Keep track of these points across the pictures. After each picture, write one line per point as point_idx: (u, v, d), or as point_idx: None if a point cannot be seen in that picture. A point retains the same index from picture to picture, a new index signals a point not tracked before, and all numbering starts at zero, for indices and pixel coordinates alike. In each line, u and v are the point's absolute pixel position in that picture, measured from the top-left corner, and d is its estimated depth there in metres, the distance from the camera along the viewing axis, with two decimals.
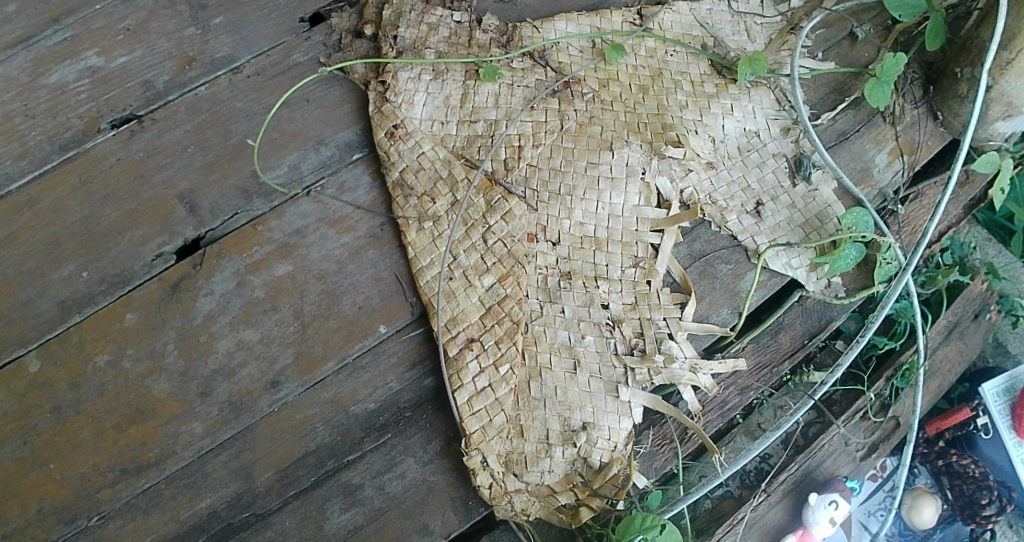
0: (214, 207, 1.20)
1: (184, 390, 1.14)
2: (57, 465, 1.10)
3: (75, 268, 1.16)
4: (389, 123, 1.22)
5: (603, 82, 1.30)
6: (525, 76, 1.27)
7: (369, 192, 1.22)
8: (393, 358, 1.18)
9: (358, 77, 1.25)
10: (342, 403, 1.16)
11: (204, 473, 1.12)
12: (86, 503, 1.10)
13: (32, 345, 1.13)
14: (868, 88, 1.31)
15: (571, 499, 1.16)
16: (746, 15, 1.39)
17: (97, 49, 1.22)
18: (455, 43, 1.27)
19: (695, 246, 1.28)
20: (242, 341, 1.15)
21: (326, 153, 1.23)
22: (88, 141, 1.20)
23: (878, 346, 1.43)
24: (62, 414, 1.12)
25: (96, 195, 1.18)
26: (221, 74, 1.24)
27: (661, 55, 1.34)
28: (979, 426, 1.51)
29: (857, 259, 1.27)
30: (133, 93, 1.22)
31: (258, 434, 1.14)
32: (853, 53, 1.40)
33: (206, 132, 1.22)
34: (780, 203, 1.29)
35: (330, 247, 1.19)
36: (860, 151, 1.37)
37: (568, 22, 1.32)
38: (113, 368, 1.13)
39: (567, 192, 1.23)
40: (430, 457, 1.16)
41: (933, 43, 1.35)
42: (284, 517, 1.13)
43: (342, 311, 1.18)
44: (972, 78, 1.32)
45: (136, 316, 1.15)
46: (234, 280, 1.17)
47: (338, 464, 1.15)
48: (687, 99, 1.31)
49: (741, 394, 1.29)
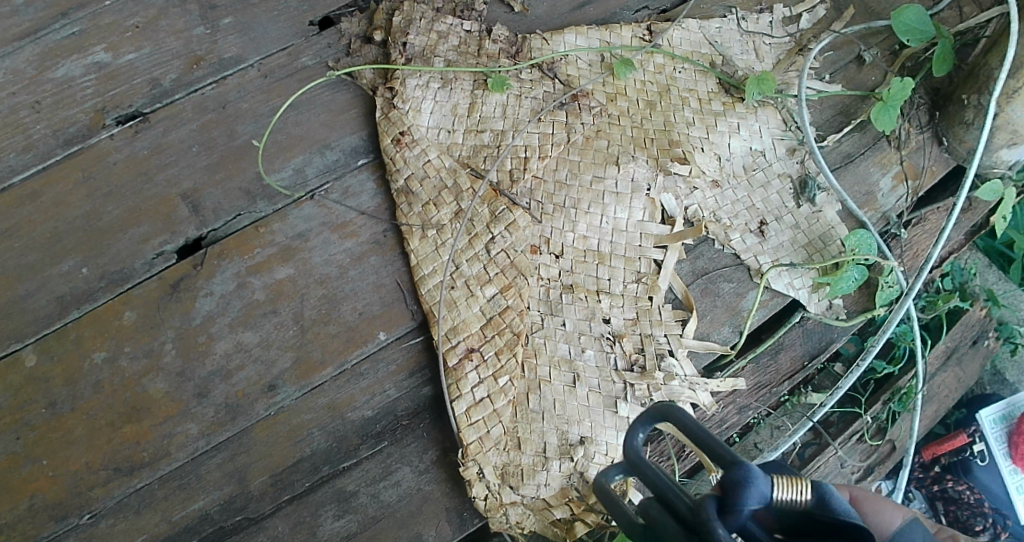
0: (217, 208, 1.19)
1: (181, 391, 1.13)
2: (50, 462, 1.09)
3: (74, 264, 1.15)
4: (396, 129, 1.22)
5: (610, 96, 1.30)
6: (534, 88, 1.28)
7: (373, 198, 1.22)
8: (392, 366, 1.17)
9: (366, 83, 1.25)
10: (339, 410, 1.15)
11: (197, 475, 1.11)
12: (78, 500, 1.09)
13: (29, 340, 1.12)
14: (874, 112, 1.31)
15: (567, 514, 1.15)
16: (755, 34, 1.39)
17: (104, 45, 1.22)
18: (464, 52, 1.27)
19: (698, 263, 1.27)
20: (241, 343, 1.14)
21: (332, 157, 1.23)
22: (93, 137, 1.19)
23: (877, 371, 1.41)
24: (57, 411, 1.11)
25: (99, 191, 1.17)
26: (228, 75, 1.24)
27: (669, 72, 1.34)
28: (975, 453, 1.50)
29: (859, 282, 1.28)
30: (140, 90, 1.21)
31: (253, 437, 1.13)
32: (860, 76, 1.40)
33: (211, 132, 1.21)
34: (784, 223, 1.29)
35: (332, 251, 1.19)
36: (864, 174, 1.37)
37: (577, 35, 1.32)
38: (110, 365, 1.12)
39: (572, 205, 1.23)
40: (426, 466, 1.16)
41: (940, 68, 1.36)
42: (277, 522, 1.12)
43: (343, 316, 1.17)
44: (977, 105, 1.32)
45: (135, 315, 1.14)
46: (235, 281, 1.16)
47: (333, 471, 1.14)
48: (694, 116, 1.32)
49: (740, 413, 1.28)
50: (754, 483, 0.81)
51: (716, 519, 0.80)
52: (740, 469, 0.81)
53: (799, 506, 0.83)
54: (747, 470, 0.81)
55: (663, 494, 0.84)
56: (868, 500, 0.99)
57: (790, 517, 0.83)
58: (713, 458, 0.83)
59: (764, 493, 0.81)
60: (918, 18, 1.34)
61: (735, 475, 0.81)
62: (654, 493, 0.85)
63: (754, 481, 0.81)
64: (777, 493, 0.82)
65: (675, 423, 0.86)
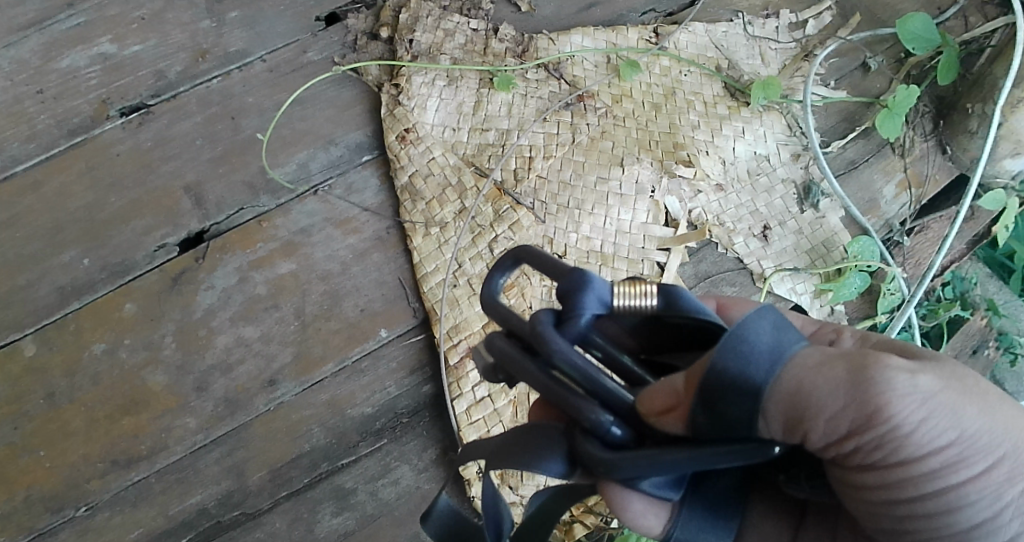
0: (220, 201, 1.18)
1: (180, 384, 1.12)
2: (47, 453, 1.09)
3: (76, 255, 1.14)
4: (401, 126, 1.22)
5: (616, 98, 1.30)
6: (539, 88, 1.28)
7: (377, 195, 1.21)
8: (393, 363, 1.16)
9: (372, 79, 1.25)
10: (339, 406, 1.14)
11: (195, 470, 1.10)
12: (74, 492, 1.08)
13: (29, 329, 1.12)
14: (880, 119, 1.32)
15: (566, 514, 1.14)
16: (761, 39, 1.39)
17: (110, 36, 1.22)
18: (470, 51, 1.28)
19: (701, 266, 1.27)
20: (241, 337, 1.14)
21: (336, 153, 1.22)
22: (96, 127, 1.19)
23: None
24: (55, 401, 1.10)
25: (101, 182, 1.17)
26: (233, 68, 1.23)
27: (675, 75, 1.34)
28: None
29: (861, 288, 1.27)
30: (145, 82, 1.21)
31: (253, 432, 1.12)
32: (865, 83, 1.40)
33: (215, 125, 1.21)
34: (787, 229, 1.29)
35: (335, 247, 1.18)
36: (868, 181, 1.37)
37: (584, 36, 1.32)
38: (110, 357, 1.12)
39: (576, 206, 1.23)
40: (425, 465, 1.15)
41: (945, 76, 1.35)
42: (275, 517, 1.11)
43: (344, 313, 1.16)
44: (982, 114, 1.32)
45: (136, 307, 1.14)
46: (237, 275, 1.16)
47: (332, 468, 1.13)
48: (699, 119, 1.31)
49: None
50: (590, 288, 0.76)
51: (552, 328, 0.74)
52: (575, 275, 0.76)
53: (646, 310, 0.78)
54: (584, 274, 0.76)
55: (504, 316, 0.77)
56: (735, 305, 0.98)
57: (635, 318, 0.79)
58: (549, 271, 0.78)
59: (603, 297, 0.77)
60: (924, 26, 1.34)
61: (571, 281, 0.76)
62: (494, 319, 0.78)
63: (592, 284, 0.76)
64: (619, 298, 0.77)
65: (529, 260, 0.79)
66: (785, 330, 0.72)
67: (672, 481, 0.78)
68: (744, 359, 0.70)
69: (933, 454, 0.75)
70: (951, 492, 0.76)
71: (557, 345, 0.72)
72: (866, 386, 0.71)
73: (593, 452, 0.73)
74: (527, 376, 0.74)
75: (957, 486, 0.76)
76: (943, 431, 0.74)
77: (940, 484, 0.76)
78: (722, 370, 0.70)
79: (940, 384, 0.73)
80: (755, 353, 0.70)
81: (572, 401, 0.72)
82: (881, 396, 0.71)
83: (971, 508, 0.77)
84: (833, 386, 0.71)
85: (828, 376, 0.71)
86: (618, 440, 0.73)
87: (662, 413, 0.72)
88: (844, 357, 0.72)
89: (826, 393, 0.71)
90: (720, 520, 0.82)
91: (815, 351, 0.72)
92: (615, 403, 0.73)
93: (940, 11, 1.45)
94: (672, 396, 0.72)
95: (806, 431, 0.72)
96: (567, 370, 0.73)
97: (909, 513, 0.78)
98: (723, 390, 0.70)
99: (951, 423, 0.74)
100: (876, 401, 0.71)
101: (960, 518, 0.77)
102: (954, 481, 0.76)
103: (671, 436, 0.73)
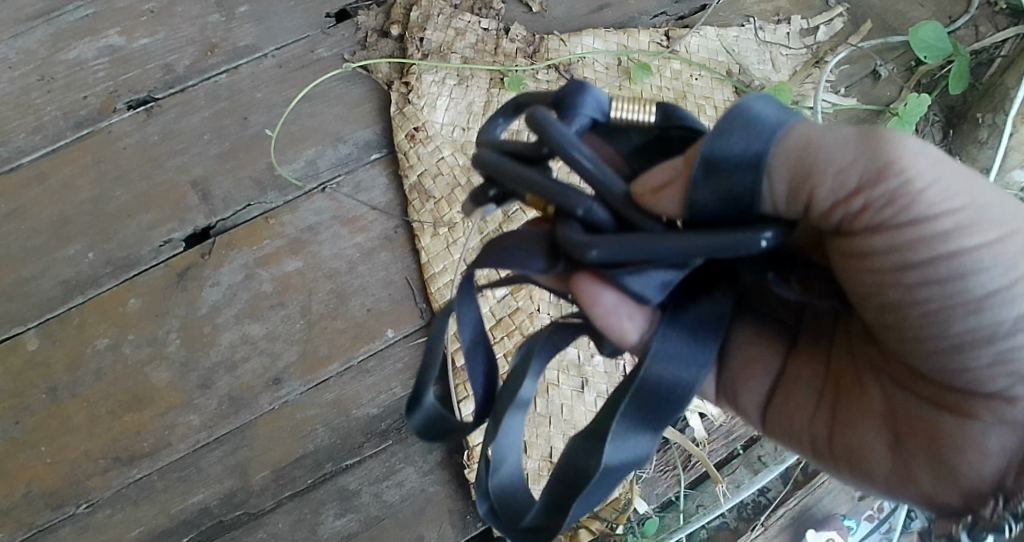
0: (228, 197, 1.17)
1: (184, 381, 1.11)
2: (48, 448, 1.08)
3: (80, 249, 1.13)
4: (411, 124, 1.21)
5: (627, 101, 1.29)
6: (550, 89, 1.27)
7: (385, 193, 1.20)
8: (399, 363, 1.15)
9: (381, 77, 1.24)
10: (344, 406, 1.13)
11: (198, 467, 1.09)
12: (75, 489, 1.07)
13: (32, 323, 1.11)
14: (890, 127, 1.31)
15: (572, 520, 1.14)
16: (773, 45, 1.38)
17: (118, 29, 1.21)
18: (481, 50, 1.26)
19: None
20: (247, 335, 1.13)
21: (344, 150, 1.21)
22: (103, 120, 1.18)
23: None
24: (58, 396, 1.09)
25: (107, 175, 1.16)
26: (243, 63, 1.22)
27: (686, 78, 1.33)
28: None
29: None
30: (153, 75, 1.20)
31: (256, 431, 1.11)
32: (875, 91, 1.39)
33: (223, 120, 1.20)
34: None
35: (342, 246, 1.17)
36: None
37: (595, 38, 1.31)
38: (113, 353, 1.11)
39: None
40: (430, 467, 1.13)
41: (956, 86, 1.35)
42: (278, 518, 1.10)
43: (351, 312, 1.15)
44: (992, 125, 1.32)
45: (140, 302, 1.12)
46: (243, 272, 1.15)
47: (336, 468, 1.12)
48: (710, 124, 1.31)
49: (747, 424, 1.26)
50: (588, 92, 0.74)
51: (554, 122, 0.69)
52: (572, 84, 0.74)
53: (643, 126, 0.76)
54: (581, 81, 0.75)
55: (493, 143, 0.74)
56: None
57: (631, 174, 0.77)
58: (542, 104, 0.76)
59: (601, 104, 0.75)
60: (937, 35, 1.34)
61: (566, 87, 0.74)
62: (483, 146, 0.76)
63: (589, 91, 0.75)
64: (616, 111, 0.75)
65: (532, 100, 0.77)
66: (787, 109, 0.69)
67: (662, 285, 0.71)
68: (744, 120, 0.67)
69: (944, 214, 0.68)
70: (964, 279, 0.69)
71: (558, 132, 0.68)
72: (876, 141, 0.67)
73: (571, 236, 0.68)
74: (513, 183, 0.70)
75: (969, 251, 0.68)
76: (954, 190, 0.68)
77: (954, 246, 0.68)
78: (722, 145, 0.66)
79: (950, 155, 0.69)
80: (759, 123, 0.67)
81: (558, 191, 0.67)
82: (894, 148, 0.67)
83: (990, 310, 0.70)
84: (839, 140, 0.67)
85: (835, 146, 0.67)
86: (600, 225, 0.69)
87: (657, 188, 0.68)
88: (854, 125, 0.68)
89: (830, 151, 0.67)
90: (702, 357, 0.73)
91: (816, 124, 0.69)
92: (606, 190, 0.69)
93: (951, 19, 1.43)
94: (665, 174, 0.69)
95: (813, 189, 0.68)
96: (563, 163, 0.68)
97: (923, 311, 0.72)
98: (720, 162, 0.67)
99: (965, 184, 0.68)
100: (888, 152, 0.67)
101: (973, 322, 0.70)
102: (967, 266, 0.69)
103: (661, 217, 0.69)
